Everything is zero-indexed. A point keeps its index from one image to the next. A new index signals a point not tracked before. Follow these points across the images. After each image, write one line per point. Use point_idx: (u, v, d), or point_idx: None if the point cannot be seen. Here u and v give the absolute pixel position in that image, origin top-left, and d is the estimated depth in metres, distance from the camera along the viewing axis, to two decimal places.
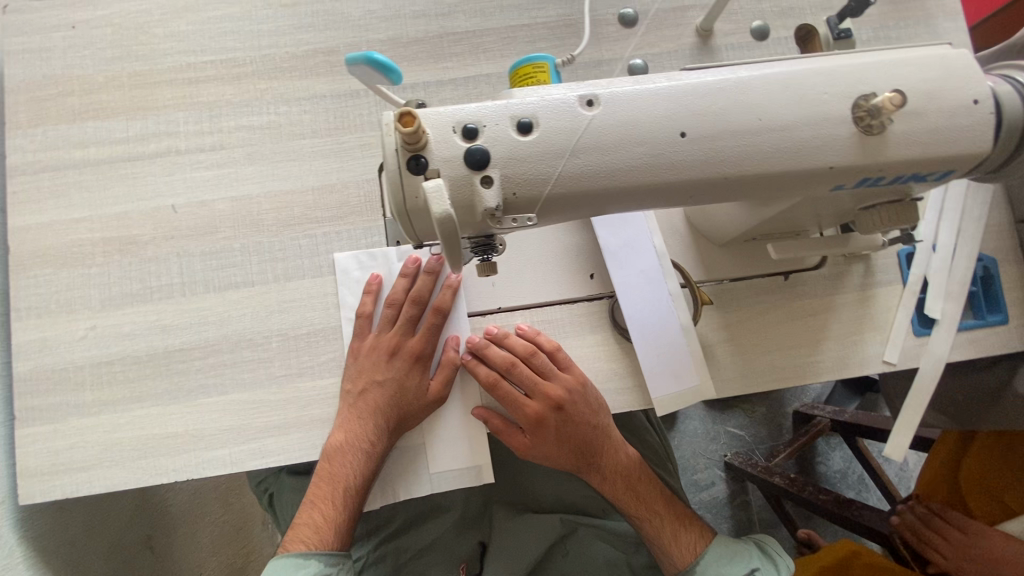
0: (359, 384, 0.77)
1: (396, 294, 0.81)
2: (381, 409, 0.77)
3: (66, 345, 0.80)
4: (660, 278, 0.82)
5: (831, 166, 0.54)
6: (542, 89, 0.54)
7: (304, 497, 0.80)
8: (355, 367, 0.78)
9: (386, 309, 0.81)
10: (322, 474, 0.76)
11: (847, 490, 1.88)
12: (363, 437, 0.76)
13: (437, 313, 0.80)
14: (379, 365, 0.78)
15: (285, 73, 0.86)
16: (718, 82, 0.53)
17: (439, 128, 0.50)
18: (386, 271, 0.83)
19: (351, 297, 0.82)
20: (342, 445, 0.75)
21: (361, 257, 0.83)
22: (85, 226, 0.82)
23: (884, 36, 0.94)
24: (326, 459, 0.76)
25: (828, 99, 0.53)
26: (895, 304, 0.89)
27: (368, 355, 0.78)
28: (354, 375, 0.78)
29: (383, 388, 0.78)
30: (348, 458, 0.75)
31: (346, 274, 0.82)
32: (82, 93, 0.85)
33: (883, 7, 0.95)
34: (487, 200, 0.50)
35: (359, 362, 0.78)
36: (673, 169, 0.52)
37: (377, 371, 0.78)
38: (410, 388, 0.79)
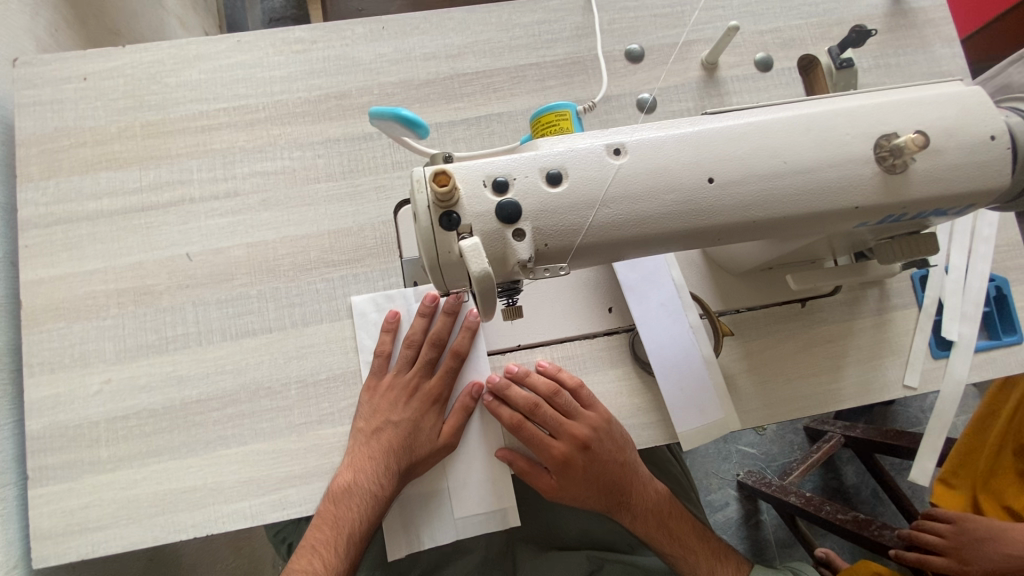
0: (374, 424, 0.76)
1: (415, 334, 0.80)
2: (394, 450, 0.75)
3: (81, 400, 0.78)
4: (680, 310, 0.81)
5: (857, 206, 0.54)
6: (568, 138, 0.54)
7: (301, 540, 0.75)
8: (371, 406, 0.77)
9: (404, 349, 0.80)
10: (325, 516, 0.73)
11: (862, 506, 1.86)
12: (374, 479, 0.74)
13: (456, 355, 0.79)
14: (394, 405, 0.77)
15: (298, 118, 0.86)
16: (743, 127, 0.53)
17: (470, 183, 0.50)
18: (404, 309, 0.82)
19: (368, 336, 0.81)
20: (352, 485, 0.73)
21: (379, 297, 0.82)
22: (99, 278, 0.81)
23: (884, 64, 0.96)
24: (334, 500, 0.73)
25: (851, 140, 0.54)
26: (912, 327, 0.89)
27: (385, 395, 0.77)
28: (369, 414, 0.76)
29: (397, 428, 0.76)
30: (357, 500, 0.73)
31: (364, 315, 0.81)
32: (95, 144, 0.84)
33: (882, 36, 0.97)
34: (519, 253, 0.50)
35: (375, 402, 0.77)
36: (702, 214, 0.52)
37: (393, 412, 0.77)
38: (424, 430, 0.77)
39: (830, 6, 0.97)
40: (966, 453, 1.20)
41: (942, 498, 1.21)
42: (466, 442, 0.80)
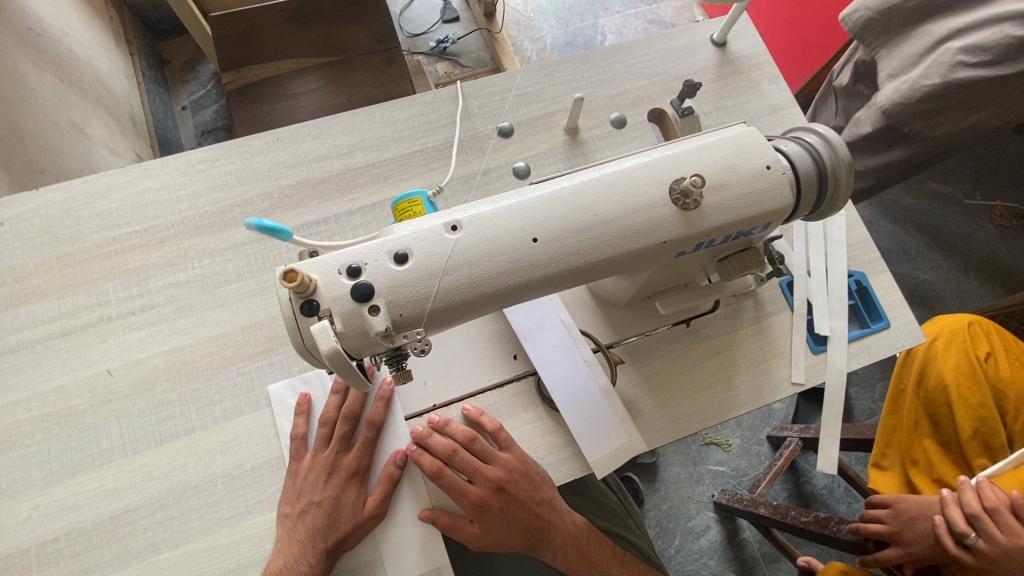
0: (297, 506, 0.80)
1: (329, 412, 0.85)
2: (319, 528, 0.79)
3: (8, 531, 0.79)
4: (572, 348, 0.89)
5: (665, 241, 0.64)
6: (413, 221, 0.63)
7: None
8: (293, 489, 0.81)
9: (321, 429, 0.85)
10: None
11: (833, 506, 1.90)
12: (301, 561, 0.76)
13: (370, 427, 0.84)
14: (315, 484, 0.81)
15: (206, 229, 0.95)
16: (557, 190, 0.63)
17: (326, 272, 0.58)
18: (318, 390, 0.88)
19: (287, 422, 0.86)
20: (281, 571, 0.76)
21: (293, 382, 0.88)
22: (22, 407, 0.85)
23: (722, 106, 1.11)
24: None
25: (648, 188, 0.64)
26: (788, 329, 0.99)
27: (305, 476, 0.82)
28: (293, 497, 0.80)
29: (321, 507, 0.80)
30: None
31: (281, 402, 0.87)
32: (13, 281, 0.90)
33: (716, 83, 1.12)
34: (376, 325, 0.58)
35: (297, 484, 0.81)
36: (535, 269, 0.61)
37: (315, 491, 0.81)
38: (348, 504, 0.81)
39: (666, 67, 1.13)
40: (896, 432, 1.27)
41: (879, 482, 1.25)
42: (393, 508, 0.84)
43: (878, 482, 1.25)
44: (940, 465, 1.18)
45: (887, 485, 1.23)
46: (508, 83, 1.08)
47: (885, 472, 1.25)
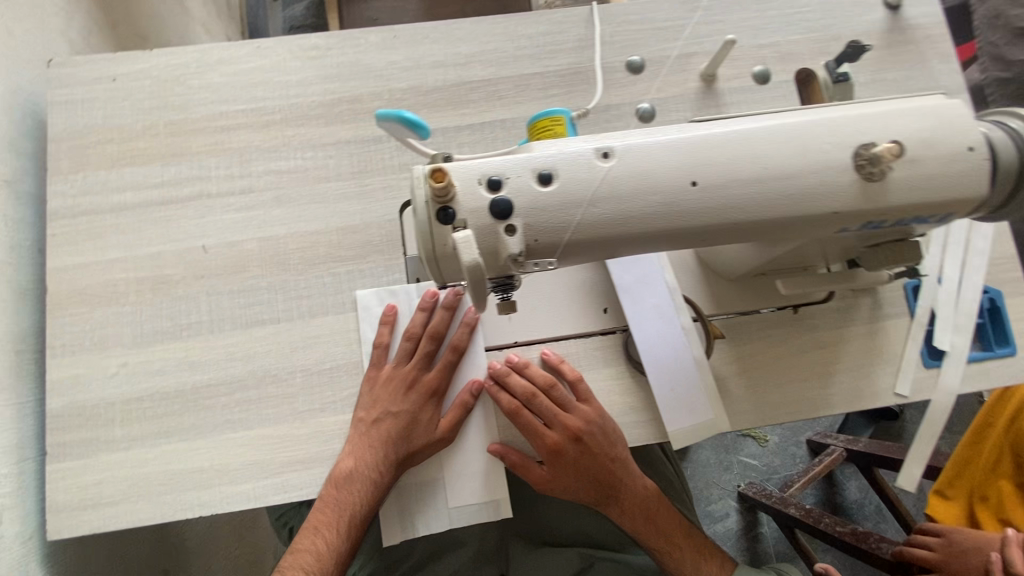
0: (373, 413, 0.79)
1: (414, 328, 0.83)
2: (392, 439, 0.79)
3: (98, 382, 0.82)
4: (672, 312, 0.84)
5: (836, 212, 0.57)
6: (559, 141, 0.58)
7: (304, 524, 0.79)
8: (370, 396, 0.80)
9: (404, 342, 0.83)
10: (326, 502, 0.77)
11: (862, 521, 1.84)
12: (372, 467, 0.77)
13: (454, 350, 0.82)
14: (393, 395, 0.80)
15: (311, 120, 0.91)
16: (725, 134, 0.56)
17: (466, 180, 0.53)
18: (404, 304, 0.86)
19: (370, 329, 0.85)
20: (352, 473, 0.77)
21: (381, 291, 0.86)
22: (120, 266, 0.86)
23: (880, 79, 0.98)
24: (335, 485, 0.77)
25: (829, 149, 0.56)
26: (904, 336, 0.90)
27: (383, 385, 0.81)
28: (369, 404, 0.80)
29: (396, 418, 0.79)
30: (355, 487, 0.76)
31: (368, 309, 0.85)
32: (121, 140, 0.90)
33: (879, 51, 0.99)
34: (511, 247, 0.53)
35: (374, 391, 0.81)
36: (686, 217, 0.55)
37: (392, 402, 0.80)
38: (422, 421, 0.81)
39: (827, 22, 0.99)
40: (969, 465, 1.19)
41: (940, 511, 1.19)
42: (462, 435, 0.83)
43: (937, 511, 1.19)
44: (1012, 508, 1.09)
45: (947, 515, 1.18)
46: (647, 13, 0.98)
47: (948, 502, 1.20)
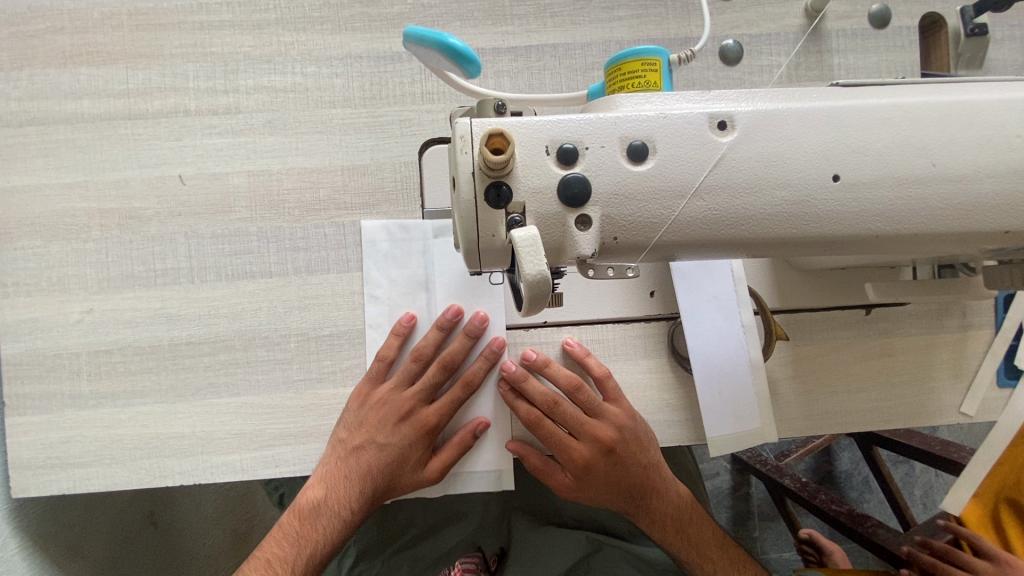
0: (357, 439, 0.69)
1: (425, 349, 0.70)
2: (373, 471, 0.70)
3: (59, 330, 0.71)
4: (732, 306, 0.73)
5: (1005, 231, 0.43)
6: (657, 98, 0.43)
7: (258, 548, 0.70)
8: (356, 419, 0.69)
9: (408, 364, 0.70)
10: (288, 531, 0.69)
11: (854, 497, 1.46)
12: (344, 503, 0.69)
13: (465, 389, 0.70)
14: (383, 423, 0.70)
15: (314, 24, 0.73)
16: (884, 108, 0.41)
17: (530, 148, 0.40)
18: (418, 245, 0.72)
19: (374, 329, 0.72)
20: (320, 505, 0.69)
21: (391, 227, 0.72)
22: (79, 193, 0.71)
23: None
24: (301, 516, 0.69)
25: (1020, 144, 0.41)
26: (982, 351, 0.78)
27: (374, 408, 0.70)
28: (353, 427, 0.69)
29: (381, 450, 0.70)
30: (323, 521, 0.69)
31: (373, 245, 0.72)
32: (74, 31, 0.72)
33: None
34: (581, 246, 0.41)
35: (362, 415, 0.69)
36: (815, 222, 0.42)
37: (380, 432, 0.70)
38: (410, 459, 0.70)
39: None
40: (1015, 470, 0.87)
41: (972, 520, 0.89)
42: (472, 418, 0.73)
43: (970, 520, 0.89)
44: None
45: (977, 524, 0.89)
46: None
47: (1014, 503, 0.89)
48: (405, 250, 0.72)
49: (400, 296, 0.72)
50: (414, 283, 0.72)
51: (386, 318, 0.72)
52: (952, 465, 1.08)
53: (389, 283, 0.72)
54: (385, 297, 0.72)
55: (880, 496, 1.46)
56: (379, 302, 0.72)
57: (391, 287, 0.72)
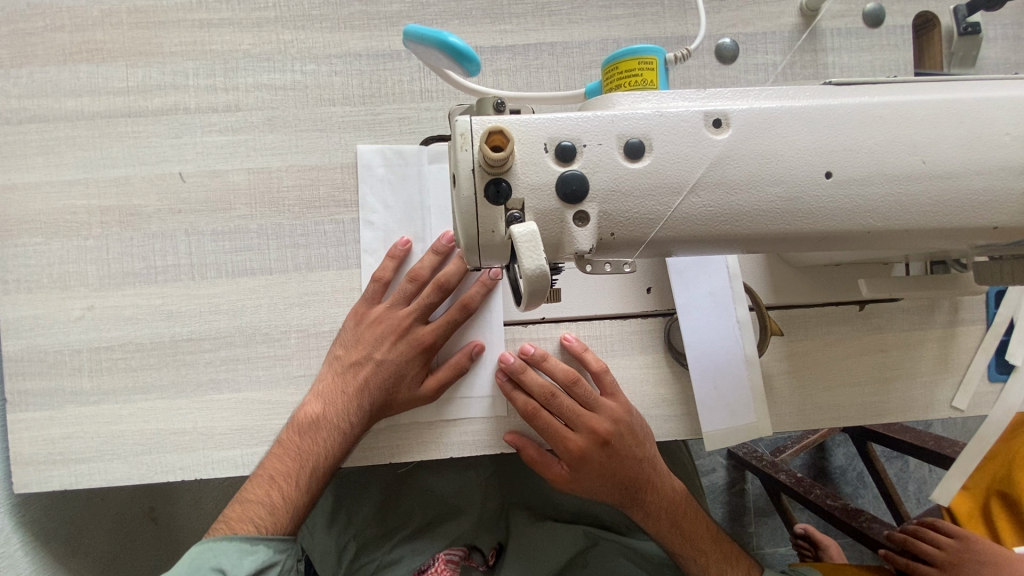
0: (355, 354, 0.70)
1: (422, 269, 0.70)
2: (372, 386, 0.69)
3: (60, 326, 0.71)
4: (728, 302, 0.73)
5: (995, 227, 0.44)
6: (653, 97, 0.43)
7: (258, 469, 0.68)
8: (353, 336, 0.70)
9: (404, 284, 0.71)
10: (287, 447, 0.67)
11: (847, 489, 1.47)
12: (343, 416, 0.68)
13: (462, 309, 0.70)
14: (381, 340, 0.70)
15: (313, 22, 0.73)
16: (876, 106, 0.42)
17: (529, 146, 0.40)
18: (413, 170, 0.73)
19: (370, 254, 0.73)
20: (318, 419, 0.68)
21: (387, 151, 0.73)
22: (79, 190, 0.71)
23: None
24: (299, 431, 0.68)
25: (1008, 142, 0.42)
26: (974, 346, 0.79)
27: (372, 325, 0.70)
28: (350, 343, 0.70)
29: (379, 365, 0.69)
30: (322, 435, 0.67)
31: (370, 170, 0.72)
32: (73, 29, 0.72)
33: None
34: (578, 242, 0.42)
35: (359, 331, 0.70)
36: (807, 218, 0.43)
37: (378, 348, 0.70)
38: (409, 375, 0.70)
39: None
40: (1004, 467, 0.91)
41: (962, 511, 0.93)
42: (470, 411, 0.73)
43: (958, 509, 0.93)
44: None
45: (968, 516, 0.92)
46: None
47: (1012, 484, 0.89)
48: (400, 175, 0.73)
49: (394, 221, 0.73)
50: (409, 207, 0.73)
51: (381, 244, 0.73)
52: (944, 459, 1.09)
53: (384, 208, 0.73)
54: (380, 223, 0.73)
55: (874, 492, 1.48)
56: (373, 228, 0.73)
57: (385, 213, 0.73)
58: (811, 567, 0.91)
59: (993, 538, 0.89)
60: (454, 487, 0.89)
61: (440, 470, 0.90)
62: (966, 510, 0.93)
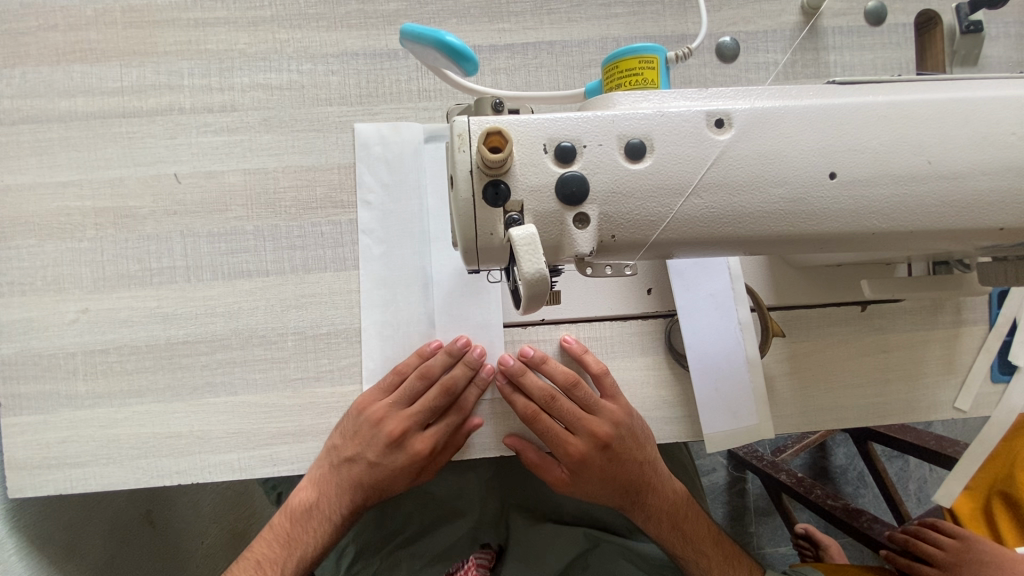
0: (351, 449, 0.68)
1: (432, 369, 0.69)
2: (362, 486, 0.70)
3: (54, 329, 0.70)
4: (729, 303, 0.73)
5: (1001, 228, 0.43)
6: (654, 96, 0.43)
7: (249, 547, 0.70)
8: (352, 427, 0.68)
9: (412, 381, 0.69)
10: (278, 531, 0.70)
11: (847, 489, 1.47)
12: (330, 508, 0.70)
13: (462, 415, 0.70)
14: (378, 435, 0.68)
15: (310, 21, 0.72)
16: (881, 106, 0.42)
17: (528, 146, 0.40)
18: (409, 147, 0.73)
19: (367, 235, 0.72)
20: (309, 508, 0.70)
21: (385, 129, 0.73)
22: (73, 192, 0.71)
23: None
24: (291, 518, 0.70)
25: (1015, 141, 0.42)
26: (977, 346, 0.79)
27: (371, 423, 0.68)
28: (336, 436, 0.69)
29: (373, 466, 0.69)
30: (311, 526, 0.70)
31: (366, 148, 0.72)
32: (67, 28, 0.71)
33: None
34: (578, 244, 0.41)
35: (358, 424, 0.68)
36: (812, 220, 0.42)
37: (363, 445, 0.68)
38: (399, 480, 0.71)
39: None
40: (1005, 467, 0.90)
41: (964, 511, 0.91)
42: (469, 415, 0.72)
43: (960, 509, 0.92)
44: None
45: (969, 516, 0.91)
46: None
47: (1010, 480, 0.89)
48: (397, 153, 0.73)
49: (391, 201, 0.72)
50: (406, 187, 0.73)
51: (378, 222, 0.72)
52: (946, 460, 1.09)
53: (381, 187, 0.72)
54: (376, 202, 0.72)
55: (875, 491, 1.47)
56: (370, 208, 0.72)
57: (383, 192, 0.72)
58: (813, 569, 0.91)
59: (993, 538, 0.89)
60: (453, 489, 0.89)
61: (439, 472, 0.89)
62: (967, 511, 0.91)
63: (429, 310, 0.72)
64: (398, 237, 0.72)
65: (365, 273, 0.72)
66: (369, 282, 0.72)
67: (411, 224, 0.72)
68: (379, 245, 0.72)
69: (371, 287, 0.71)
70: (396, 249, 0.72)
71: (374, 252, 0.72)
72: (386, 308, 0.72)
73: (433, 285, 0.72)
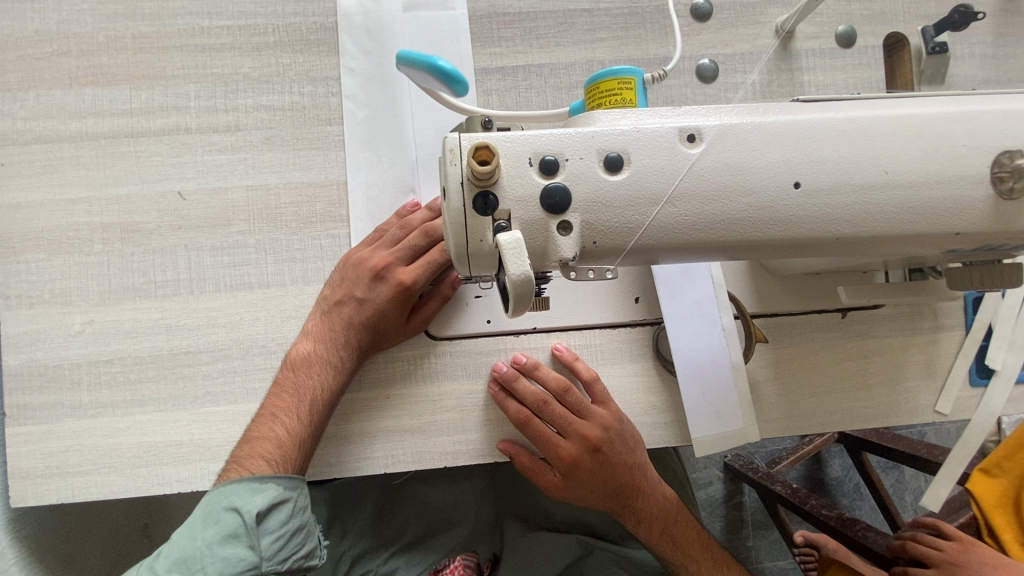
0: (341, 293, 0.71)
1: (411, 217, 0.72)
2: (359, 329, 0.70)
3: (60, 341, 0.72)
4: (714, 310, 0.75)
5: (957, 233, 0.46)
6: (632, 112, 0.46)
7: (260, 409, 0.69)
8: (343, 275, 0.72)
9: (392, 229, 0.72)
10: (284, 386, 0.69)
11: (843, 502, 1.47)
12: (333, 351, 0.69)
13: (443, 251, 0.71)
14: (370, 279, 0.70)
15: (311, 46, 0.76)
16: (842, 122, 0.45)
17: (514, 160, 0.43)
18: (388, 14, 0.78)
19: (351, 100, 0.76)
20: (310, 355, 0.69)
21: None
22: (81, 208, 0.74)
23: (1004, 53, 0.79)
24: (293, 369, 0.69)
25: (965, 153, 0.45)
26: (954, 352, 0.82)
27: (358, 266, 0.71)
28: (335, 284, 0.72)
29: (364, 305, 0.70)
30: (314, 371, 0.68)
31: (349, 19, 0.77)
32: (80, 54, 0.75)
33: (999, 18, 0.79)
34: (562, 250, 0.44)
35: (348, 270, 0.71)
36: (780, 225, 0.45)
37: (357, 285, 0.70)
38: (396, 317, 0.71)
39: None
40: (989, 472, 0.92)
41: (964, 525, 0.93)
42: (464, 421, 0.74)
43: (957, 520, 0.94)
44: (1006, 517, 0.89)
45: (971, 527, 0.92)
46: None
47: (992, 477, 0.91)
48: (378, 23, 0.77)
49: (372, 65, 0.77)
50: (385, 51, 0.77)
51: (360, 88, 0.76)
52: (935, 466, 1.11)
53: (362, 54, 0.77)
54: (359, 69, 0.77)
55: (871, 503, 1.48)
56: (353, 74, 0.76)
57: (365, 59, 0.77)
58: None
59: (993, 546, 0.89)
60: (450, 499, 0.90)
61: (434, 481, 0.90)
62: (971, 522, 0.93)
63: (412, 169, 0.76)
64: (379, 98, 0.76)
65: (351, 135, 0.76)
66: (357, 150, 0.76)
67: (392, 87, 0.77)
68: (363, 110, 0.76)
69: (357, 150, 0.76)
70: (378, 110, 0.76)
71: (358, 116, 0.76)
72: (372, 169, 0.76)
73: (414, 143, 0.76)
